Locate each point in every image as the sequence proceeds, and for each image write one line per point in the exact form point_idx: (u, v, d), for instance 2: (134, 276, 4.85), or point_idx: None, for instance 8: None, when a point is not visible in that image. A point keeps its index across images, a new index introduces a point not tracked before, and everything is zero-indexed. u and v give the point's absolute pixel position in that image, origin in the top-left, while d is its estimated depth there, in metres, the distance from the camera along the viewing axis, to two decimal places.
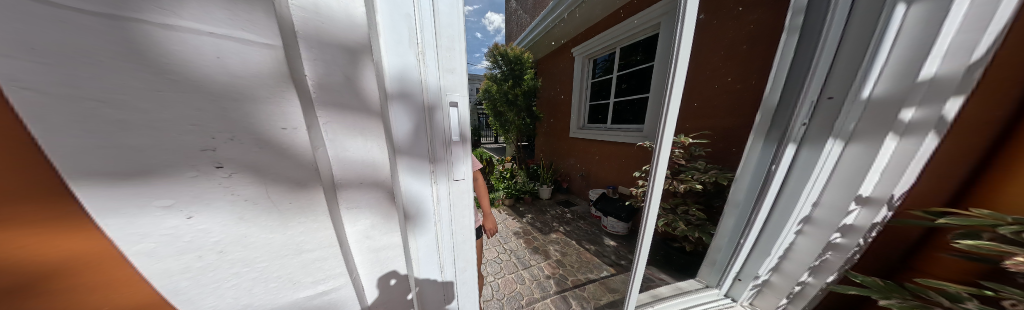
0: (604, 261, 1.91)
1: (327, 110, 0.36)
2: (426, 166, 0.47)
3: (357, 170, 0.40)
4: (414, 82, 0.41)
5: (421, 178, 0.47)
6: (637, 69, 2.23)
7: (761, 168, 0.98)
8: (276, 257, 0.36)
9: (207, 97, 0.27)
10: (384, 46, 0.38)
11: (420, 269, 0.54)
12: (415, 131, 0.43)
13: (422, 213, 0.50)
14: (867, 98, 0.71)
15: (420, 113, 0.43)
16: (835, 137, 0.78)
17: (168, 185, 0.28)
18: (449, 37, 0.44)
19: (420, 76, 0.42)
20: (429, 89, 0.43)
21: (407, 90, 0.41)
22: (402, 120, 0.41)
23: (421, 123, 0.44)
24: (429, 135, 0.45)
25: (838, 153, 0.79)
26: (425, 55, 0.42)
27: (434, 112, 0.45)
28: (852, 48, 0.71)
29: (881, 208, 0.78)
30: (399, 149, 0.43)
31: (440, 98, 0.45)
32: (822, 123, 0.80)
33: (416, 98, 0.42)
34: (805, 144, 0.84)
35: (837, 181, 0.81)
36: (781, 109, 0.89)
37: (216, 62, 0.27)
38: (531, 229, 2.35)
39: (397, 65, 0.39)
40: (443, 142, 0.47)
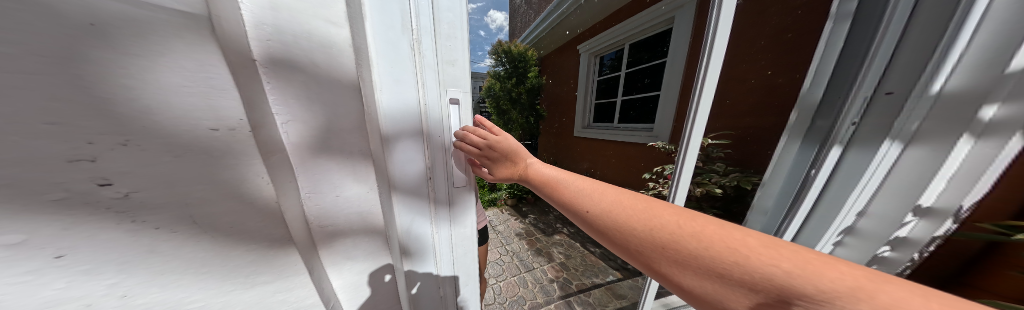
0: (610, 265, 1.81)
1: (303, 137, 0.33)
2: (426, 199, 0.44)
3: (333, 188, 0.36)
4: (405, 78, 0.36)
5: (420, 213, 0.44)
6: (648, 65, 2.13)
7: (792, 177, 0.88)
8: (216, 296, 0.30)
9: (76, 82, 0.20)
10: (370, 35, 0.32)
11: (413, 257, 0.44)
12: (409, 135, 0.38)
13: (416, 237, 0.44)
14: (938, 92, 0.60)
15: (411, 114, 0.38)
16: (894, 138, 0.67)
17: (13, 214, 0.20)
18: (449, 23, 0.38)
19: (413, 71, 0.37)
20: (423, 85, 0.38)
21: (399, 87, 0.36)
22: (402, 154, 0.38)
23: (415, 125, 0.39)
24: (430, 166, 0.42)
25: (894, 156, 0.68)
26: (420, 46, 0.36)
27: (429, 112, 0.40)
28: (920, 35, 0.61)
29: (945, 220, 0.68)
30: (397, 185, 0.40)
31: (437, 96, 0.40)
32: (876, 120, 0.68)
33: (409, 96, 0.37)
34: (852, 145, 0.73)
35: (889, 189, 0.71)
36: (825, 106, 0.78)
37: (91, 32, 0.20)
38: (534, 230, 2.26)
39: (386, 59, 0.34)
40: (444, 171, 0.44)
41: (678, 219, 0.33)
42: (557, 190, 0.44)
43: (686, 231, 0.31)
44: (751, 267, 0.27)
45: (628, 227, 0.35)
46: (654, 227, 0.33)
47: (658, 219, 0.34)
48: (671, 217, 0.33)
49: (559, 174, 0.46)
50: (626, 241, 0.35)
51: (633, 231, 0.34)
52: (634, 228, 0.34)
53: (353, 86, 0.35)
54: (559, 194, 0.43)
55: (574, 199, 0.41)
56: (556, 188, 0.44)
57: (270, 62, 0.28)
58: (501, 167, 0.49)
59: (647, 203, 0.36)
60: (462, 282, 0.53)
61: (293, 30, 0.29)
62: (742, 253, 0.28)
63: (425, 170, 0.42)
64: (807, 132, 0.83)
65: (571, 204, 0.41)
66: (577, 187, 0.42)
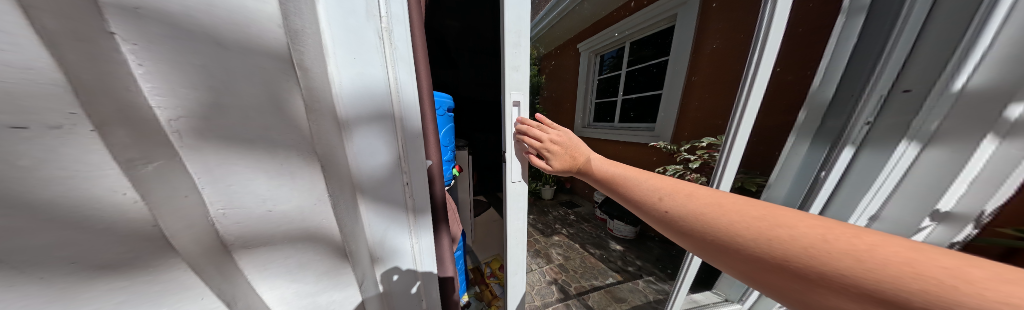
0: (609, 266, 1.77)
1: (194, 120, 0.29)
2: (400, 198, 0.50)
3: (253, 192, 0.34)
4: (367, 65, 0.40)
5: (384, 207, 0.48)
6: (647, 65, 2.10)
7: (803, 179, 0.83)
8: None
9: None
10: (324, 21, 0.36)
11: (388, 262, 0.52)
12: (372, 119, 0.42)
13: (392, 240, 0.51)
14: (961, 90, 0.57)
15: (372, 99, 0.42)
16: (911, 139, 0.63)
17: None
18: (516, 38, 0.56)
19: (378, 59, 0.42)
20: (387, 74, 0.43)
21: (365, 73, 0.40)
22: (368, 154, 0.43)
23: (377, 110, 0.43)
24: (402, 164, 0.48)
25: (912, 158, 0.64)
26: (389, 40, 0.42)
27: (393, 99, 0.45)
28: (941, 29, 0.58)
29: (965, 225, 0.64)
30: (368, 187, 0.45)
31: (404, 86, 0.45)
32: (895, 119, 0.65)
33: (375, 83, 0.42)
34: (866, 147, 0.69)
35: (906, 192, 0.67)
36: (835, 105, 0.74)
37: None
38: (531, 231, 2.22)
39: (346, 46, 0.38)
40: (419, 169, 0.51)
41: (821, 232, 0.27)
42: (624, 187, 0.44)
43: (834, 246, 0.26)
44: (947, 299, 0.21)
45: (744, 237, 0.30)
46: (784, 241, 0.28)
47: (747, 217, 0.31)
48: (809, 229, 0.28)
49: (639, 175, 0.43)
50: (745, 256, 0.30)
51: (754, 244, 0.29)
52: (718, 228, 0.32)
53: (288, 70, 0.33)
54: (626, 191, 0.43)
55: (645, 196, 0.40)
56: (622, 185, 0.44)
57: (140, 37, 0.25)
58: (559, 159, 0.52)
59: (768, 212, 0.31)
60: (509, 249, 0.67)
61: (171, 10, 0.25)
62: (901, 269, 0.23)
63: (391, 164, 0.47)
64: (816, 132, 0.79)
65: (661, 209, 0.38)
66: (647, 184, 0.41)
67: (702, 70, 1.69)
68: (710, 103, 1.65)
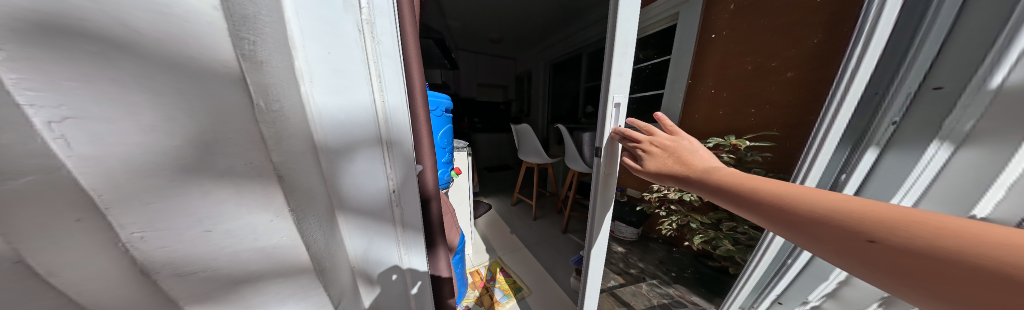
0: (611, 269, 1.71)
1: (75, 125, 0.22)
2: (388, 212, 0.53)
3: (181, 221, 0.28)
4: (354, 90, 0.42)
5: (368, 219, 0.51)
6: (653, 63, 1.95)
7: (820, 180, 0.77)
8: None
9: None
10: (298, 40, 0.35)
11: (374, 270, 0.55)
12: (359, 142, 0.45)
13: (375, 249, 0.54)
14: (1000, 87, 0.52)
15: (359, 124, 0.44)
16: (942, 140, 0.58)
17: None
18: (625, 49, 0.63)
19: (367, 84, 0.44)
20: (376, 98, 0.46)
21: (356, 100, 0.43)
22: (359, 174, 0.46)
23: (363, 134, 0.45)
24: (391, 183, 0.52)
25: (943, 159, 0.59)
26: (380, 67, 0.45)
27: (381, 122, 0.48)
28: (980, 22, 0.53)
29: None
30: (355, 204, 0.48)
31: (393, 110, 0.49)
32: (921, 119, 0.60)
33: (365, 108, 0.45)
34: (891, 149, 0.65)
35: (938, 195, 0.61)
36: (868, 102, 0.67)
37: None
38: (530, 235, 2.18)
39: (335, 71, 0.40)
40: (409, 187, 0.56)
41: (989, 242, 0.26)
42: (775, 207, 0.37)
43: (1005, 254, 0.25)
44: None
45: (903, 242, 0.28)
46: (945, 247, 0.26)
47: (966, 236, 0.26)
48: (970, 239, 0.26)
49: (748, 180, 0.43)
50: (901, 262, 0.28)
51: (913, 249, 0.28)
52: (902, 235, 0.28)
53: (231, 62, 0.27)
54: (780, 209, 0.37)
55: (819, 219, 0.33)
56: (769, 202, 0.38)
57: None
58: (654, 160, 0.58)
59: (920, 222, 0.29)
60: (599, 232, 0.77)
61: (89, 12, 0.21)
62: None
63: (377, 178, 0.50)
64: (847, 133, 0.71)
65: (789, 216, 0.36)
66: (811, 200, 0.35)
67: (769, 64, 1.36)
68: (779, 100, 1.33)
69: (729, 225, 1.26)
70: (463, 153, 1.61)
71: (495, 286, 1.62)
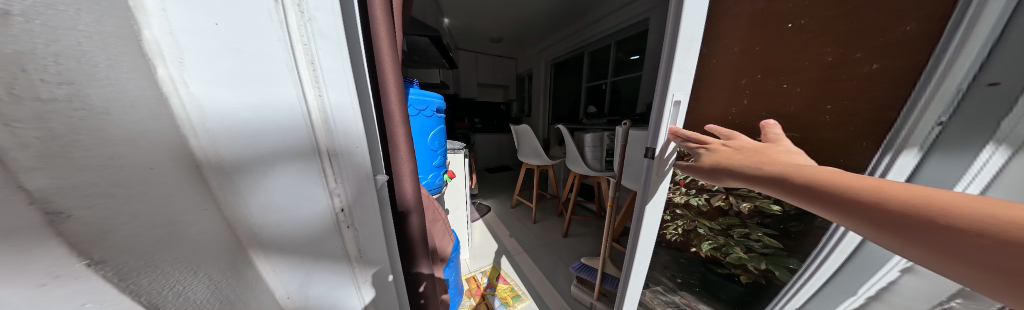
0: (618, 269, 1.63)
1: None
2: (337, 237, 0.42)
3: None
4: (263, 80, 0.30)
5: (305, 253, 0.38)
6: None
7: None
8: None
9: None
10: (159, 13, 0.24)
11: None
12: (278, 152, 0.32)
13: (322, 287, 0.42)
14: None
15: (282, 128, 0.32)
16: (1000, 144, 0.46)
17: None
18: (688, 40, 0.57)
19: (287, 72, 0.32)
20: (306, 92, 0.34)
21: (274, 94, 0.31)
22: (286, 192, 0.34)
23: (284, 141, 0.33)
24: (337, 203, 0.40)
25: (1000, 164, 0.47)
26: (313, 52, 0.34)
27: (318, 124, 0.36)
28: None
29: None
30: (289, 232, 0.36)
31: (336, 109, 0.38)
32: (973, 120, 0.47)
33: (288, 106, 0.32)
34: (934, 153, 0.52)
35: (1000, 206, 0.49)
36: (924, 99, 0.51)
37: None
38: (530, 238, 2.13)
39: (233, 53, 0.28)
40: (361, 206, 0.44)
41: None
42: (905, 214, 0.29)
43: None
44: None
45: None
46: None
47: None
48: None
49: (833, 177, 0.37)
50: None
51: None
52: None
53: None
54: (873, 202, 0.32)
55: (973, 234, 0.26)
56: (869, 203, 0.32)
57: None
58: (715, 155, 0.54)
59: None
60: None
61: None
62: None
63: (316, 197, 0.37)
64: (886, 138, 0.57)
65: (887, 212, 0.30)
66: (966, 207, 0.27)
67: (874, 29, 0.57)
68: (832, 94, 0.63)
69: (740, 232, 0.92)
70: (460, 155, 1.53)
71: (492, 294, 1.54)
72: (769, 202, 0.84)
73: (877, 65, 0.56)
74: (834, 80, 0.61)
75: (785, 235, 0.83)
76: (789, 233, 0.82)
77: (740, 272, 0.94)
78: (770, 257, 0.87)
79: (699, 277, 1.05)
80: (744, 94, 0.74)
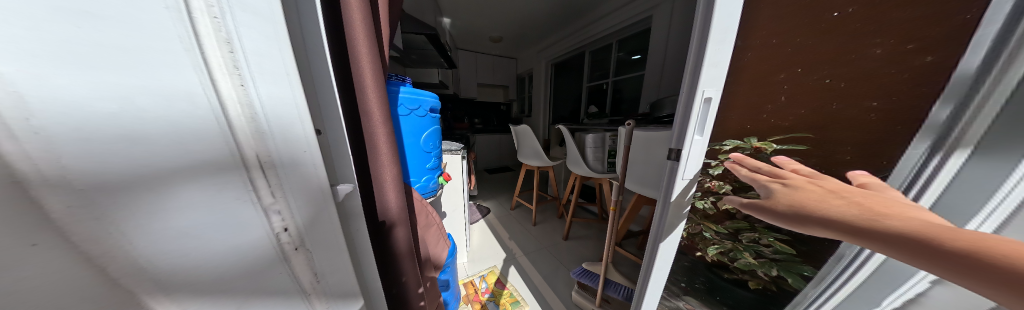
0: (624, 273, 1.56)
1: None
2: (277, 264, 0.32)
3: None
4: (139, 57, 0.20)
5: (224, 303, 0.28)
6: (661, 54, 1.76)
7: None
8: None
9: None
10: None
11: None
12: (172, 156, 0.23)
13: None
14: None
15: (177, 126, 0.23)
16: None
17: None
18: None
19: (184, 50, 0.23)
20: (218, 79, 0.25)
21: (163, 78, 0.21)
22: (186, 212, 0.24)
23: (180, 142, 0.23)
24: (274, 220, 0.31)
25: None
26: (230, 27, 0.25)
27: (242, 122, 0.27)
28: None
29: None
30: (197, 270, 0.26)
31: (268, 103, 0.29)
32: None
33: (187, 95, 0.23)
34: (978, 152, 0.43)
35: None
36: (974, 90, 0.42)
37: None
38: (530, 241, 2.07)
39: (78, 15, 0.18)
40: (310, 221, 0.35)
41: None
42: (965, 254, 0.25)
43: None
44: None
45: None
46: None
47: None
48: None
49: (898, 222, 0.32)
50: None
51: None
52: None
53: None
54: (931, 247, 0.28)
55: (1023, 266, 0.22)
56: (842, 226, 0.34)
57: None
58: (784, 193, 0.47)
59: None
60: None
61: None
62: None
63: (241, 223, 0.28)
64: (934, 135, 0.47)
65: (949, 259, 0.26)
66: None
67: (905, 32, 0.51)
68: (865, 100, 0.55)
69: (749, 236, 0.82)
70: (457, 156, 1.48)
71: (490, 300, 1.49)
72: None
73: (931, 58, 0.46)
74: (879, 74, 0.52)
75: (798, 240, 0.73)
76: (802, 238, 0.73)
77: (749, 278, 0.83)
78: (781, 263, 0.76)
79: (704, 282, 0.94)
80: (783, 90, 0.64)
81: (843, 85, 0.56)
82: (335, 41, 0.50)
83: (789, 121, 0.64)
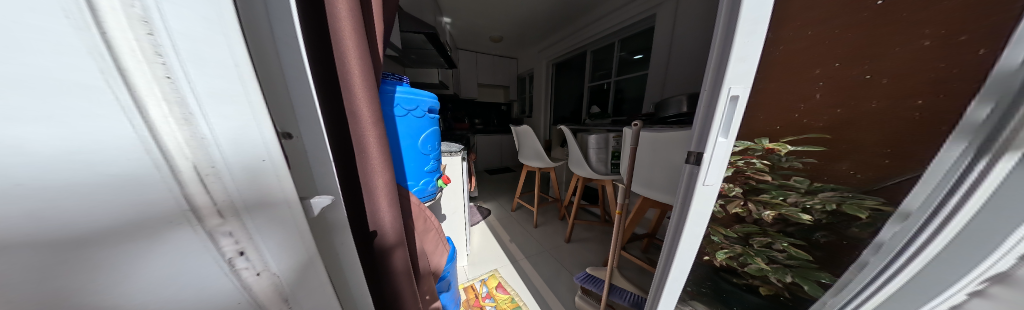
0: (629, 276, 1.51)
1: None
2: (232, 292, 0.29)
3: None
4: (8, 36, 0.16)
5: None
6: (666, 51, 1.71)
7: (909, 203, 0.52)
8: None
9: None
10: None
11: None
12: (66, 173, 0.19)
13: None
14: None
15: (64, 128, 0.19)
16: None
17: None
18: None
19: (76, 29, 0.19)
20: (133, 69, 0.21)
21: (53, 69, 0.18)
22: (107, 238, 0.21)
23: (73, 152, 0.19)
24: (225, 244, 0.28)
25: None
26: (150, 5, 0.21)
27: (170, 123, 0.23)
28: None
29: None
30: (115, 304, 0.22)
31: (208, 100, 0.25)
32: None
33: (83, 89, 0.19)
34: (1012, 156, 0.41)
35: None
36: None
37: None
38: (531, 244, 2.03)
39: None
40: (273, 242, 0.31)
41: None
42: None
43: None
44: None
45: None
46: None
47: None
48: None
49: None
50: None
51: None
52: None
53: None
54: None
55: None
56: None
57: None
58: None
59: None
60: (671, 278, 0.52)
61: None
62: None
63: (185, 247, 0.25)
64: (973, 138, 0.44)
65: None
66: None
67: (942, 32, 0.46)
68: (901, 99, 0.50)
69: (760, 241, 0.73)
70: (457, 157, 1.44)
71: (491, 305, 1.44)
72: (797, 209, 0.66)
73: (983, 51, 0.42)
74: (928, 69, 0.48)
75: (814, 245, 0.66)
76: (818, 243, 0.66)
77: (759, 283, 0.75)
78: (796, 269, 0.70)
79: (711, 286, 0.82)
80: (817, 87, 0.57)
81: (885, 81, 0.51)
82: (313, 37, 0.45)
83: (824, 121, 0.58)
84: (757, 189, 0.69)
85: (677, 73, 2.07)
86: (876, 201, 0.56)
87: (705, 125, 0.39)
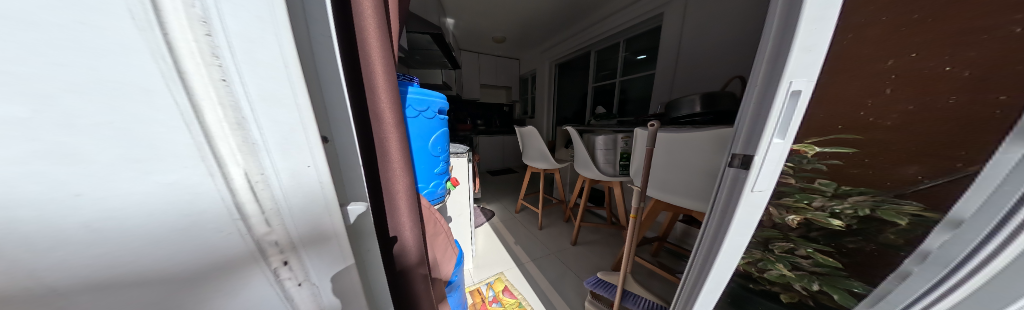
0: (641, 281, 1.46)
1: None
2: (274, 300, 0.30)
3: None
4: (88, 41, 0.17)
5: None
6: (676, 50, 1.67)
7: (963, 209, 0.43)
8: None
9: None
10: None
11: None
12: (123, 182, 0.20)
13: None
14: None
15: (121, 134, 0.19)
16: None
17: None
18: None
19: (139, 29, 0.19)
20: (191, 72, 0.21)
21: (115, 72, 0.18)
22: (158, 245, 0.23)
23: (131, 160, 0.20)
24: (271, 253, 0.29)
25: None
26: (209, 5, 0.22)
27: (224, 127, 0.23)
28: None
29: None
30: (171, 304, 0.24)
31: (258, 103, 0.25)
32: None
33: (144, 93, 0.19)
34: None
35: None
36: None
37: None
38: (537, 246, 1.99)
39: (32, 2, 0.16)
40: (313, 251, 0.33)
41: None
42: None
43: None
44: None
45: None
46: None
47: None
48: None
49: None
50: None
51: None
52: None
53: None
54: None
55: None
56: None
57: None
58: None
59: None
60: (706, 290, 0.49)
61: None
62: None
63: (236, 254, 0.27)
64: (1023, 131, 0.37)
65: None
66: None
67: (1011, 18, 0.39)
68: (980, 93, 0.43)
69: (782, 246, 0.65)
70: (464, 159, 1.41)
71: None
72: (825, 214, 0.58)
73: None
74: (1011, 60, 0.40)
75: (842, 252, 0.60)
76: (848, 251, 0.59)
77: (780, 290, 0.68)
78: (823, 277, 0.62)
79: (728, 294, 0.72)
80: (888, 80, 0.50)
81: (966, 76, 0.44)
82: (344, 38, 0.43)
83: (893, 120, 0.50)
84: (781, 193, 0.59)
85: (687, 72, 2.02)
86: (916, 207, 0.49)
87: (755, 126, 0.37)
